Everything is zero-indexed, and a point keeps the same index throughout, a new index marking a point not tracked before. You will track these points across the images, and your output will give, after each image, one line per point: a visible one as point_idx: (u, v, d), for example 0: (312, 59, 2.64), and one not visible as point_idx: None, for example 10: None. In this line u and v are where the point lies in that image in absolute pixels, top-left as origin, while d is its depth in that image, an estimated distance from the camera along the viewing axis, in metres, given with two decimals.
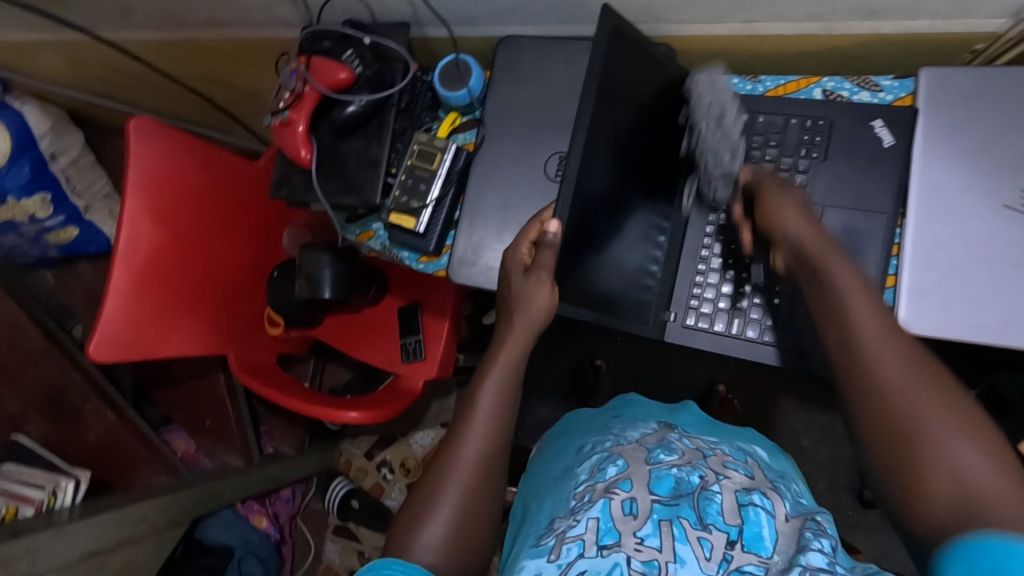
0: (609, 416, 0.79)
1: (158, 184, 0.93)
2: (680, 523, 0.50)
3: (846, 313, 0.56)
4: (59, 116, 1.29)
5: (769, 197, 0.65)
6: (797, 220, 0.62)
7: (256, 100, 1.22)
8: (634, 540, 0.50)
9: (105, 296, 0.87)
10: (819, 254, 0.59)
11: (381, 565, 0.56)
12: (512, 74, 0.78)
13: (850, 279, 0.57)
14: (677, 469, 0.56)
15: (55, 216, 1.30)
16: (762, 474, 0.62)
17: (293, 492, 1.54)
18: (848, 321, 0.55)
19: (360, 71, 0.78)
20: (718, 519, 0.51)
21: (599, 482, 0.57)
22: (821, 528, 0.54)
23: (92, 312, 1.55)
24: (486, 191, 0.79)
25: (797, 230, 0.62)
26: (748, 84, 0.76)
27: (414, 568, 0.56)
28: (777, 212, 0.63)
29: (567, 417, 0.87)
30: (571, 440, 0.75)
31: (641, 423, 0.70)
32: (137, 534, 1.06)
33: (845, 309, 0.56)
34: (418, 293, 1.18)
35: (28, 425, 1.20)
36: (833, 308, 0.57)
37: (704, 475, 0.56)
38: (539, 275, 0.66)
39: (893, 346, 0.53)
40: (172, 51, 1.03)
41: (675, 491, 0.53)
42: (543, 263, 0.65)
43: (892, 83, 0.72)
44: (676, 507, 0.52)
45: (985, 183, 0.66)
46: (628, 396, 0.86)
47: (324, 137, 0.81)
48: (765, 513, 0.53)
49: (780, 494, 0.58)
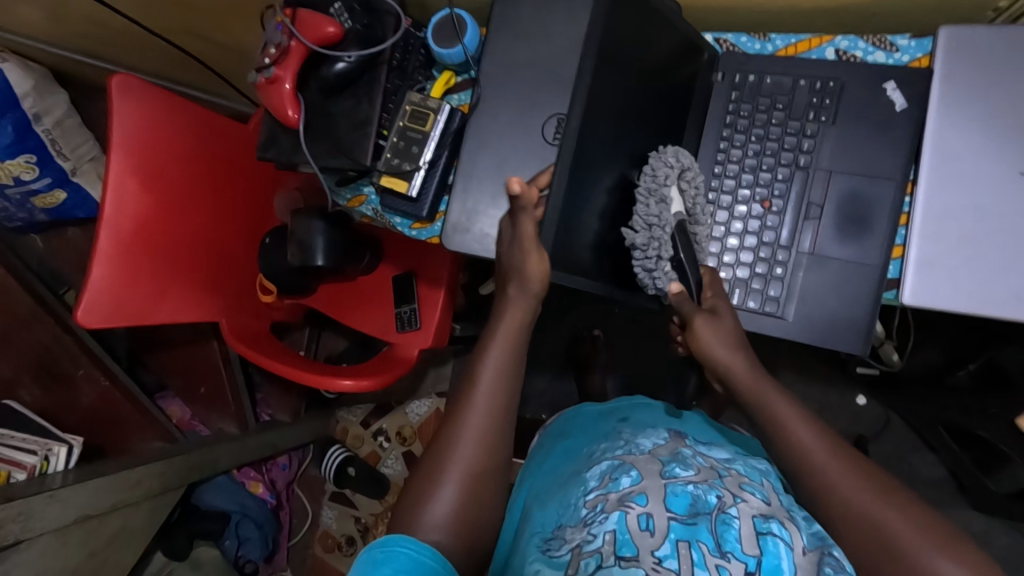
0: (615, 419, 0.77)
1: (143, 148, 0.89)
2: (698, 547, 0.49)
3: (794, 439, 0.61)
4: (42, 74, 1.24)
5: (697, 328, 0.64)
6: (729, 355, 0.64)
7: (244, 58, 1.17)
8: (651, 559, 0.49)
9: (92, 261, 0.85)
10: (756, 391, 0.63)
11: (392, 542, 0.55)
12: (509, 30, 0.74)
13: (788, 412, 0.62)
14: (694, 485, 0.55)
15: (41, 178, 1.28)
16: (780, 499, 0.58)
17: (290, 459, 1.54)
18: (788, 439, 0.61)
19: (350, 26, 0.74)
20: (736, 547, 0.50)
21: (612, 493, 0.56)
22: (841, 565, 0.51)
23: (83, 278, 1.53)
24: (480, 153, 0.75)
25: (768, 407, 0.62)
26: (757, 43, 0.73)
27: (425, 549, 0.55)
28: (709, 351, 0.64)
29: (567, 413, 0.85)
30: (575, 441, 0.75)
31: (651, 431, 0.69)
32: (132, 498, 1.06)
33: (846, 496, 0.57)
34: (414, 261, 1.16)
35: (21, 390, 1.19)
36: (831, 502, 0.57)
37: (722, 496, 0.54)
38: (523, 245, 0.62)
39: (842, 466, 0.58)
40: (153, 4, 0.97)
41: (691, 509, 0.52)
42: (525, 234, 0.62)
43: (909, 43, 0.69)
44: (694, 529, 0.51)
45: (1002, 149, 0.63)
46: (636, 398, 0.84)
47: (312, 96, 0.77)
48: (784, 544, 0.50)
49: (797, 523, 0.55)
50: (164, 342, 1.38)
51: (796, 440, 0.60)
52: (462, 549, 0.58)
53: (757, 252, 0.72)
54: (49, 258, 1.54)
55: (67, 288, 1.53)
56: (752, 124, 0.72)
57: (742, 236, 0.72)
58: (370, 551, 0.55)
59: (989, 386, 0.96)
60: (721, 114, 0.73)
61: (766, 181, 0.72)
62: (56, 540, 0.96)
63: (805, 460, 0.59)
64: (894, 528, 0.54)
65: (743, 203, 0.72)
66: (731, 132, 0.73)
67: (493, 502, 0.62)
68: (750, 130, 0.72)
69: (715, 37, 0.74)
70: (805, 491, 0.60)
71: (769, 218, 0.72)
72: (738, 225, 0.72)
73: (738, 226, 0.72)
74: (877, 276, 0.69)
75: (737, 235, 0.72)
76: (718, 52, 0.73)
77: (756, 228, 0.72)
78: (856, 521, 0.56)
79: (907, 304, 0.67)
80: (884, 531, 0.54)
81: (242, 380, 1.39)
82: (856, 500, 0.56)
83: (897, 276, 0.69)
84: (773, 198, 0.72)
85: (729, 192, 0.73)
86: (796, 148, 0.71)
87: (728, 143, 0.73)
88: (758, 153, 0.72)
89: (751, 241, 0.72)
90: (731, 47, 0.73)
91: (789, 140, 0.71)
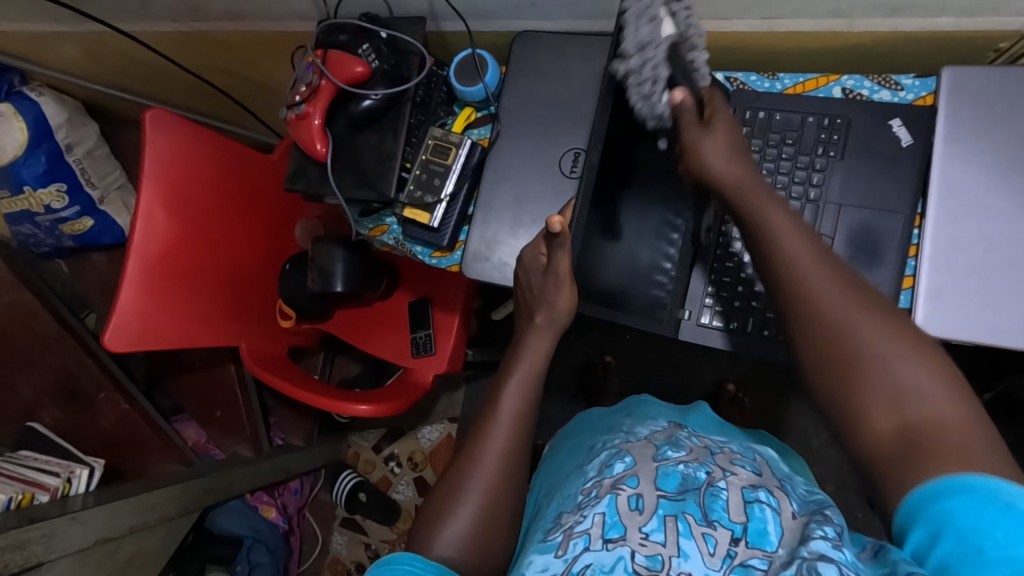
0: (620, 415, 0.78)
1: (172, 176, 0.93)
2: (684, 519, 0.48)
3: (777, 246, 0.55)
4: (74, 107, 1.31)
5: (691, 141, 0.60)
6: (725, 164, 0.59)
7: (270, 95, 1.22)
8: (639, 535, 0.48)
9: (120, 288, 0.88)
10: (744, 194, 0.58)
11: (398, 559, 0.56)
12: (528, 69, 0.78)
13: (779, 222, 0.56)
14: (684, 465, 0.54)
15: (70, 206, 1.31)
16: (771, 471, 0.58)
17: (302, 484, 1.55)
18: (767, 245, 0.56)
19: (377, 65, 0.78)
20: (722, 515, 0.49)
21: (606, 478, 0.55)
22: (829, 519, 0.50)
23: (104, 302, 1.57)
24: (499, 187, 0.79)
25: (765, 217, 0.56)
26: (767, 81, 0.75)
27: (434, 566, 0.56)
28: (706, 162, 0.59)
29: (578, 417, 0.86)
30: (581, 439, 0.75)
31: (652, 421, 0.69)
32: (149, 522, 1.07)
33: (814, 310, 0.52)
34: (429, 288, 1.18)
35: (43, 412, 1.22)
36: (800, 307, 0.52)
37: (711, 471, 0.53)
38: (558, 279, 0.66)
39: (821, 268, 0.53)
40: (189, 43, 1.03)
41: (680, 487, 0.51)
42: (560, 269, 0.65)
43: (913, 82, 0.72)
44: (682, 503, 0.49)
45: (1005, 184, 0.65)
46: (640, 395, 0.85)
47: (339, 130, 0.81)
48: (771, 510, 0.50)
49: (787, 492, 0.55)
50: (182, 366, 1.41)
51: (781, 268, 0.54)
52: (475, 563, 0.59)
53: None
54: (72, 283, 1.58)
55: (89, 312, 1.57)
56: (763, 158, 0.74)
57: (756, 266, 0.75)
58: (378, 568, 0.55)
59: None
60: None
61: None
62: (74, 563, 0.96)
63: (784, 270, 0.54)
64: (862, 336, 0.49)
65: None
66: None
67: (512, 527, 0.63)
68: (761, 164, 0.74)
69: (726, 76, 0.77)
70: (782, 295, 0.54)
71: None
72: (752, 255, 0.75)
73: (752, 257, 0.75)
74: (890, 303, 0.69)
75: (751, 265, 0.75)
76: (728, 89, 0.75)
77: None
78: (824, 327, 0.51)
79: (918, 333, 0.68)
80: (851, 338, 0.49)
81: (258, 405, 1.41)
82: (827, 312, 0.51)
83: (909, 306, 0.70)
84: None
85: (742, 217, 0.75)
86: (806, 182, 0.73)
87: None
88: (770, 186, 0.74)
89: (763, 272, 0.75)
90: (741, 85, 0.76)
91: (799, 174, 0.73)
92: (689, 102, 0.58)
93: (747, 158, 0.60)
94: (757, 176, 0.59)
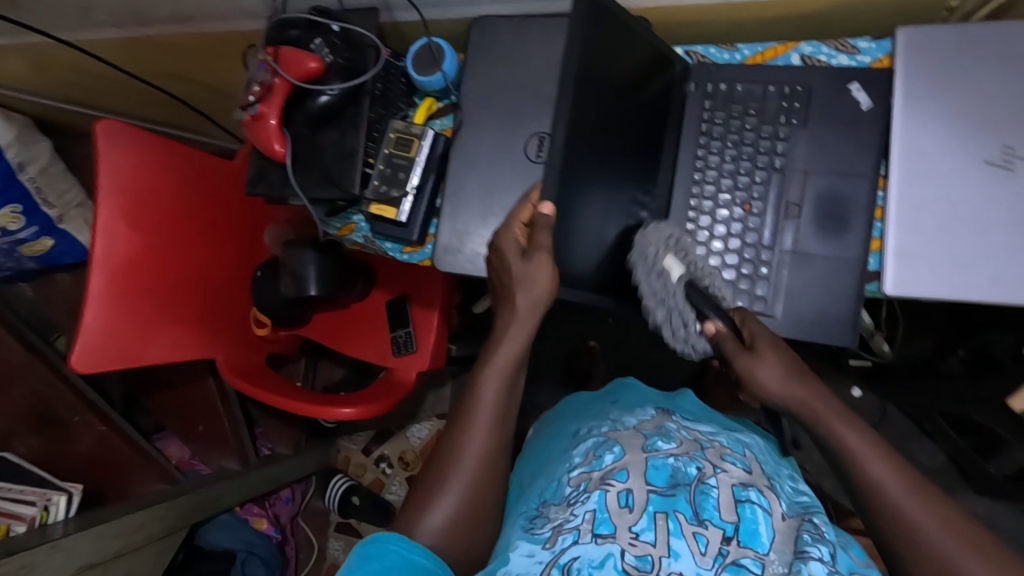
0: (606, 401, 0.78)
1: (132, 191, 0.90)
2: (675, 518, 0.49)
3: (869, 473, 0.57)
4: (23, 124, 1.26)
5: (746, 370, 0.62)
6: (778, 381, 0.61)
7: (228, 99, 1.19)
8: (628, 535, 0.48)
9: (86, 306, 0.85)
10: (824, 420, 0.60)
11: (383, 539, 0.56)
12: (487, 55, 0.76)
13: (863, 444, 0.58)
14: (674, 458, 0.54)
15: (27, 227, 1.27)
16: (760, 468, 0.59)
17: (293, 492, 1.53)
18: (862, 471, 0.58)
19: (331, 60, 0.76)
20: (713, 515, 0.49)
21: (595, 471, 0.55)
22: (820, 531, 0.51)
23: (75, 323, 1.53)
24: (467, 176, 0.77)
25: (842, 439, 0.59)
26: (727, 53, 0.75)
27: (417, 548, 0.56)
28: (755, 380, 0.62)
29: (564, 400, 0.86)
30: (566, 425, 0.74)
31: (639, 410, 0.68)
32: (136, 543, 1.05)
33: (920, 540, 0.54)
34: (406, 285, 1.16)
35: (16, 441, 1.18)
36: (899, 532, 0.55)
37: (702, 467, 0.53)
38: (537, 257, 0.64)
39: (917, 496, 0.56)
40: (138, 49, 0.99)
41: (671, 482, 0.52)
42: (540, 243, 0.64)
43: (869, 45, 0.72)
44: (672, 499, 0.50)
45: (967, 142, 0.66)
46: (625, 379, 0.85)
47: (299, 130, 0.79)
48: (762, 510, 0.50)
49: (776, 492, 0.55)
50: (160, 382, 1.38)
51: (880, 494, 0.56)
52: (459, 553, 0.59)
53: (742, 253, 0.74)
54: (39, 305, 1.54)
55: (59, 334, 1.52)
56: (727, 131, 0.75)
57: (727, 237, 0.75)
58: (363, 545, 0.55)
59: (977, 373, 0.99)
60: (695, 125, 0.76)
61: (745, 184, 0.75)
62: None
63: (882, 500, 0.56)
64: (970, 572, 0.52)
65: (724, 208, 0.75)
66: (708, 140, 0.75)
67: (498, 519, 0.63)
68: (727, 137, 0.75)
69: (686, 51, 0.77)
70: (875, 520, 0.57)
71: (750, 220, 0.74)
72: (721, 229, 0.75)
73: (722, 230, 0.75)
74: (860, 267, 0.71)
75: (721, 237, 0.75)
76: (689, 63, 0.76)
77: (738, 230, 0.75)
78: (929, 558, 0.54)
79: (890, 294, 0.68)
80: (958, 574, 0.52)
81: (241, 415, 1.38)
82: (934, 539, 0.54)
83: (879, 268, 0.72)
84: (753, 201, 0.74)
85: (710, 197, 0.75)
86: (771, 152, 0.74)
87: (706, 151, 0.75)
88: (735, 158, 0.75)
89: (735, 243, 0.74)
90: (702, 59, 0.76)
91: (763, 144, 0.74)
92: (723, 331, 0.66)
93: (796, 370, 0.61)
94: (821, 392, 0.61)
